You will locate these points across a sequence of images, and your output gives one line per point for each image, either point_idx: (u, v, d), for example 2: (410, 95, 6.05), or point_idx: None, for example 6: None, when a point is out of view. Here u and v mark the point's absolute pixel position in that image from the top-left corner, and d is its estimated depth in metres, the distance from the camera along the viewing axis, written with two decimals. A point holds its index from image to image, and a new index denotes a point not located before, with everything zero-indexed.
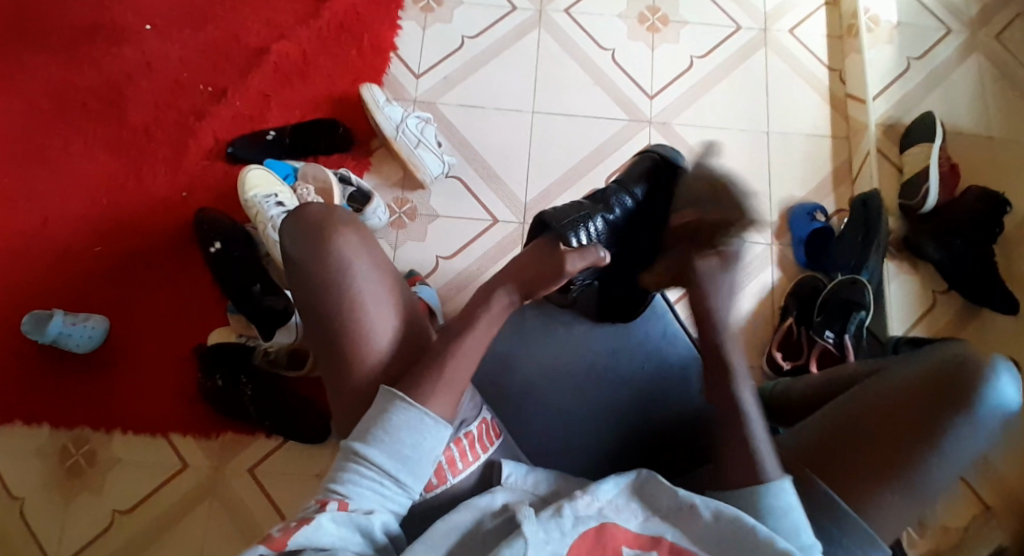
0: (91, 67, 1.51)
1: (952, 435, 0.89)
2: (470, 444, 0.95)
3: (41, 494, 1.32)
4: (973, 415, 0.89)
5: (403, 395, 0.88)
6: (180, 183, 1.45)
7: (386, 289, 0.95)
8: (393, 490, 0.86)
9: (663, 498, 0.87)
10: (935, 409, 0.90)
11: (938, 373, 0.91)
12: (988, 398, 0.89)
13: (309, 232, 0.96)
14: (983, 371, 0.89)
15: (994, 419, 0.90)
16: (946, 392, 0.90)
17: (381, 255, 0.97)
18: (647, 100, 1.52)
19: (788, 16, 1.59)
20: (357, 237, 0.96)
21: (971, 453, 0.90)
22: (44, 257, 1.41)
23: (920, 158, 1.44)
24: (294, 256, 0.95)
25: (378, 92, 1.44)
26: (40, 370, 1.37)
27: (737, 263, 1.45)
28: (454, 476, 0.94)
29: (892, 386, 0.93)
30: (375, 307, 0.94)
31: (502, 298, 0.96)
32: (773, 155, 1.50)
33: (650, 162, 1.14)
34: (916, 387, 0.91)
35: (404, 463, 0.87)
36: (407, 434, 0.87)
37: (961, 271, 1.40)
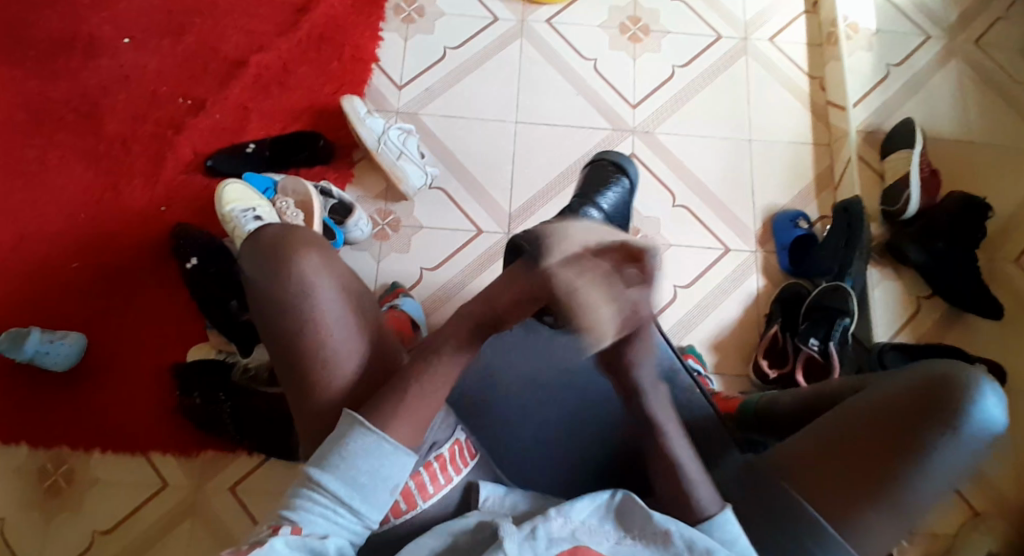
0: (68, 81, 1.49)
1: (937, 452, 0.88)
2: (441, 467, 0.95)
3: (17, 515, 1.30)
4: (957, 433, 0.88)
5: (362, 420, 0.89)
6: (158, 197, 1.43)
7: (351, 309, 0.97)
8: (347, 519, 0.86)
9: (637, 520, 0.87)
10: (919, 428, 0.88)
11: (920, 390, 0.90)
12: (971, 416, 0.88)
13: (273, 253, 0.97)
14: (966, 387, 0.88)
15: (979, 438, 0.88)
16: (929, 408, 0.88)
17: (344, 273, 0.98)
18: (630, 109, 1.52)
19: (768, 25, 1.60)
20: (323, 257, 0.98)
21: (956, 471, 0.89)
22: (20, 272, 1.39)
23: (901, 163, 1.45)
24: (256, 274, 0.97)
25: (358, 103, 1.43)
26: (16, 389, 1.34)
27: (720, 272, 1.45)
28: (423, 501, 0.94)
29: (875, 403, 0.91)
30: (340, 329, 0.95)
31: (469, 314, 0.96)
32: (754, 162, 1.51)
33: (606, 173, 1.26)
34: (899, 404, 0.90)
35: (360, 489, 0.87)
36: (364, 461, 0.87)
37: (943, 276, 1.40)
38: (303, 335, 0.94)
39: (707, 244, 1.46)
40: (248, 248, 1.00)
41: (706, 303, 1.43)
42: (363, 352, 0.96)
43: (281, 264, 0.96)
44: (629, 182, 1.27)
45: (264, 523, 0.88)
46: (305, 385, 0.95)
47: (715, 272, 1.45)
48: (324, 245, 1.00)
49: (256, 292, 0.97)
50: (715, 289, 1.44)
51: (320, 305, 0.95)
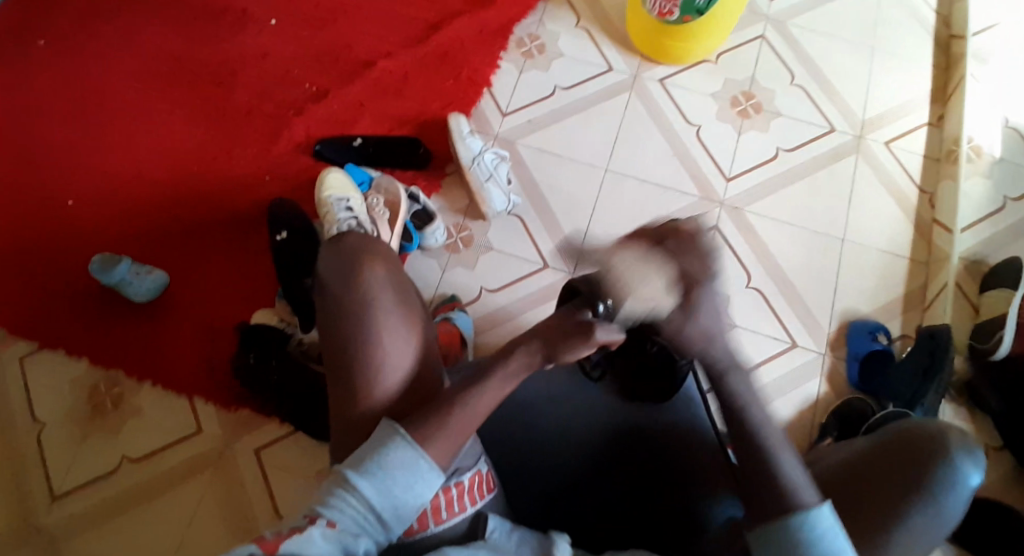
0: (212, 47, 1.61)
1: (918, 504, 0.94)
2: (458, 494, 0.97)
3: (65, 423, 1.40)
4: (936, 489, 0.94)
5: (404, 433, 0.92)
6: (265, 167, 1.53)
7: (407, 329, 1.00)
8: (373, 525, 0.89)
9: None
10: (901, 481, 0.96)
11: (904, 445, 0.98)
12: (949, 472, 0.95)
13: (347, 262, 1.01)
14: (938, 440, 0.97)
15: (957, 498, 0.95)
16: (914, 463, 0.96)
17: (406, 293, 1.02)
18: (723, 181, 1.50)
19: (887, 128, 1.55)
20: (388, 271, 1.02)
21: (936, 531, 0.95)
22: (130, 205, 1.51)
23: (999, 303, 1.38)
24: (327, 279, 1.01)
25: (464, 123, 1.49)
26: (95, 309, 1.45)
27: (783, 365, 1.40)
28: (435, 524, 0.96)
29: (863, 456, 1.00)
30: (393, 346, 0.98)
31: (523, 357, 0.98)
32: (842, 263, 1.47)
33: None
34: (887, 458, 0.98)
35: (392, 500, 0.89)
36: (400, 474, 0.90)
37: (1018, 431, 1.32)
38: (356, 342, 0.98)
39: (775, 335, 1.42)
40: (327, 249, 1.04)
41: (761, 394, 1.38)
42: (413, 366, 1.00)
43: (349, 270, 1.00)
44: None
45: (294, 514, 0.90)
46: (352, 388, 0.98)
47: (777, 364, 1.40)
48: (394, 262, 1.04)
49: (319, 293, 1.02)
50: (773, 383, 1.39)
51: (381, 324, 0.99)
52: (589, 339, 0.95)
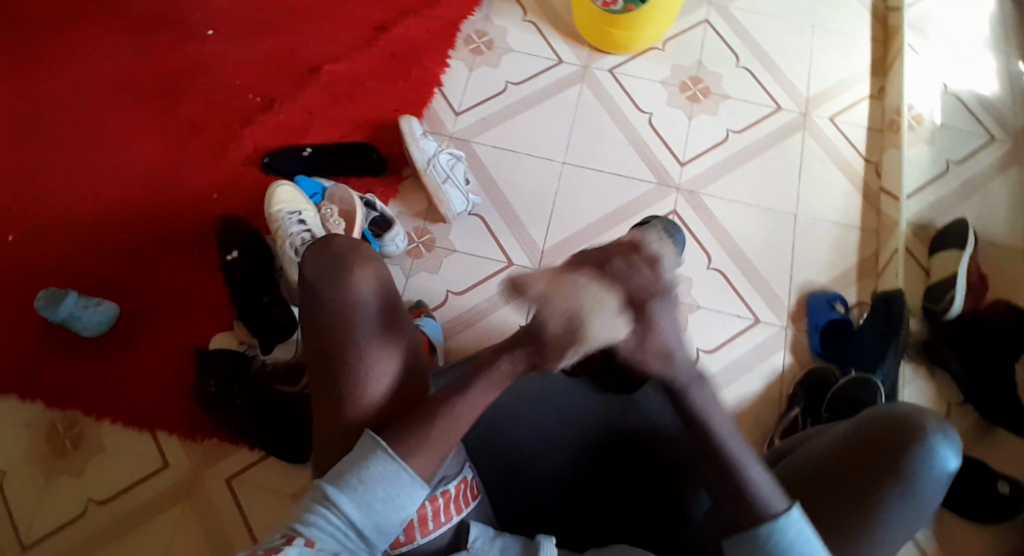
0: (147, 62, 1.55)
1: (897, 496, 0.92)
2: (445, 505, 0.95)
3: (24, 469, 1.34)
4: (914, 479, 0.92)
5: (386, 447, 0.89)
6: (213, 184, 1.47)
7: (395, 330, 0.98)
8: (354, 541, 0.87)
9: None
10: (880, 472, 0.93)
11: (880, 434, 0.94)
12: (928, 458, 0.93)
13: (332, 264, 0.99)
14: (917, 426, 0.94)
15: (935, 485, 0.93)
16: (891, 452, 0.93)
17: (393, 295, 1.01)
18: (678, 166, 1.52)
19: (832, 103, 1.59)
20: (377, 278, 1.00)
21: (915, 520, 0.93)
22: (73, 235, 1.44)
23: (948, 264, 1.43)
24: (313, 283, 0.99)
25: (416, 125, 1.47)
26: (45, 347, 1.39)
27: (749, 342, 1.43)
28: (421, 536, 0.94)
29: (836, 443, 0.96)
30: (380, 347, 0.97)
31: (506, 364, 0.93)
32: (798, 238, 1.49)
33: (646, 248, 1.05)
34: (862, 445, 0.95)
35: (373, 516, 0.87)
36: (382, 488, 0.88)
37: (978, 387, 1.38)
38: (345, 349, 0.96)
39: (739, 313, 1.45)
40: (310, 253, 1.02)
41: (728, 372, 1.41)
42: (399, 373, 0.97)
43: (337, 276, 0.98)
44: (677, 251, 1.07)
45: (274, 529, 0.88)
46: (338, 396, 0.95)
47: (743, 341, 1.43)
48: (382, 264, 1.03)
49: (307, 302, 1.00)
50: (740, 359, 1.42)
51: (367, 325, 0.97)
52: None
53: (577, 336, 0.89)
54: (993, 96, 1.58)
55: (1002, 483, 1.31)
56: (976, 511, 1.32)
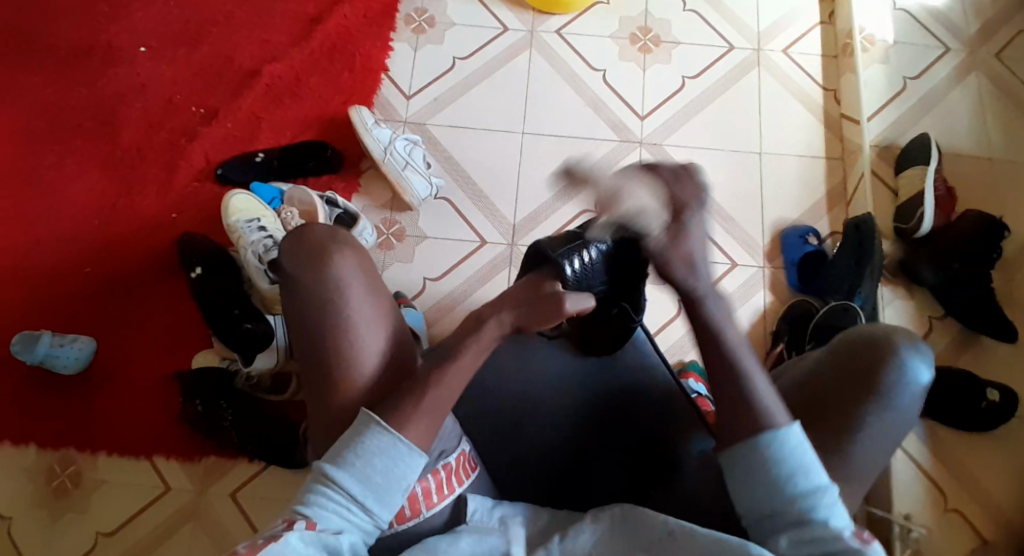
0: (84, 87, 1.50)
1: (872, 416, 0.91)
2: (447, 476, 0.96)
3: (27, 515, 1.34)
4: (886, 398, 0.91)
5: (378, 419, 0.90)
6: (170, 204, 1.44)
7: (379, 312, 0.97)
8: (359, 516, 0.87)
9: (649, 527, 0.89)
10: (852, 397, 0.92)
11: (847, 362, 0.95)
12: (898, 375, 0.92)
13: (310, 252, 0.97)
14: (882, 346, 0.93)
15: (910, 402, 0.92)
16: (858, 377, 0.93)
17: (376, 276, 0.99)
18: (638, 120, 1.50)
19: (782, 36, 1.57)
20: (353, 260, 0.98)
21: (895, 438, 0.92)
22: (34, 275, 1.41)
23: (915, 182, 1.43)
24: (291, 272, 0.97)
25: (366, 114, 1.44)
26: (30, 391, 1.38)
27: (729, 286, 1.44)
28: (426, 509, 0.94)
29: (808, 377, 0.96)
30: (366, 328, 0.95)
31: (493, 327, 0.96)
32: (765, 177, 1.49)
33: None
34: (832, 375, 0.95)
35: (374, 489, 0.88)
36: (379, 460, 0.88)
37: (956, 298, 1.40)
38: (328, 332, 0.94)
39: (715, 259, 1.45)
40: (287, 243, 0.99)
41: None
42: (384, 352, 0.96)
43: (313, 262, 0.96)
44: None
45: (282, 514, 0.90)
46: (326, 382, 0.94)
47: (722, 286, 1.44)
48: (362, 249, 1.01)
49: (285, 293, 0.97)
50: (722, 303, 1.43)
51: (352, 307, 0.95)
52: (560, 311, 0.96)
53: (559, 300, 0.95)
54: (941, 6, 1.57)
55: (991, 391, 1.36)
56: (968, 420, 1.37)
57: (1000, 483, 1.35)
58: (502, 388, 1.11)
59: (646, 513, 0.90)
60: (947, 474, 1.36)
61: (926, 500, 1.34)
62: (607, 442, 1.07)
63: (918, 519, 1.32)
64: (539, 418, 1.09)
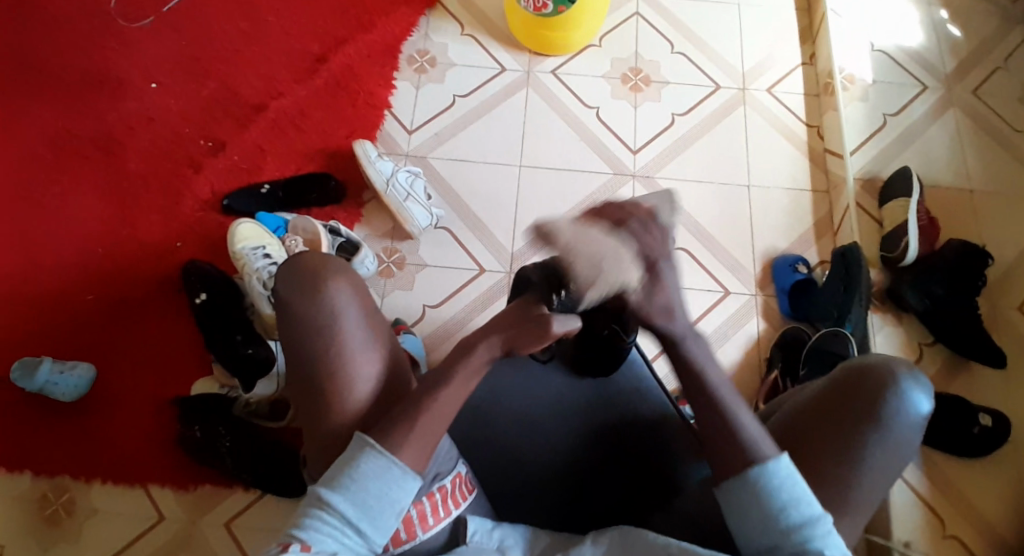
0: (94, 121, 1.54)
1: (876, 443, 0.93)
2: (442, 499, 0.97)
3: (19, 543, 1.32)
4: (889, 425, 0.94)
5: (374, 443, 0.91)
6: (173, 233, 1.47)
7: (371, 338, 0.99)
8: (353, 539, 0.88)
9: (642, 546, 0.92)
10: (856, 423, 0.94)
11: (849, 388, 0.96)
12: (900, 403, 0.94)
13: (304, 279, 0.99)
14: (884, 378, 0.95)
15: (910, 429, 0.95)
16: (861, 404, 0.95)
17: (369, 302, 1.01)
18: (631, 154, 1.55)
19: (766, 76, 1.65)
20: (350, 285, 1.00)
21: (893, 468, 0.94)
22: (36, 302, 1.42)
23: (898, 213, 1.49)
24: (286, 297, 0.98)
25: (370, 147, 1.49)
26: (26, 417, 1.37)
27: (721, 314, 1.47)
28: (422, 532, 0.95)
29: (810, 403, 0.98)
30: (360, 353, 0.97)
31: (484, 351, 0.97)
32: (755, 207, 1.54)
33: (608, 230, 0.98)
34: (834, 401, 0.97)
35: (368, 512, 0.89)
36: (373, 483, 0.90)
37: (943, 324, 1.44)
38: (322, 358, 0.96)
39: (708, 287, 1.49)
40: (282, 270, 1.01)
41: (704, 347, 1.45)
42: (379, 378, 0.98)
43: (308, 288, 0.98)
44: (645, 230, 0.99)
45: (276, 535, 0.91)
46: (321, 404, 0.96)
47: (716, 313, 1.47)
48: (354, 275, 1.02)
49: (281, 315, 0.99)
50: (716, 331, 1.46)
51: (346, 334, 0.97)
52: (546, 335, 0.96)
53: (546, 320, 0.95)
54: (917, 47, 1.65)
55: (983, 416, 1.39)
56: (961, 446, 1.38)
57: (995, 508, 1.36)
58: (505, 410, 1.11)
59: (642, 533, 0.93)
60: (944, 499, 1.36)
61: (924, 525, 1.35)
62: (603, 471, 1.08)
63: (916, 546, 1.32)
64: (546, 448, 1.09)
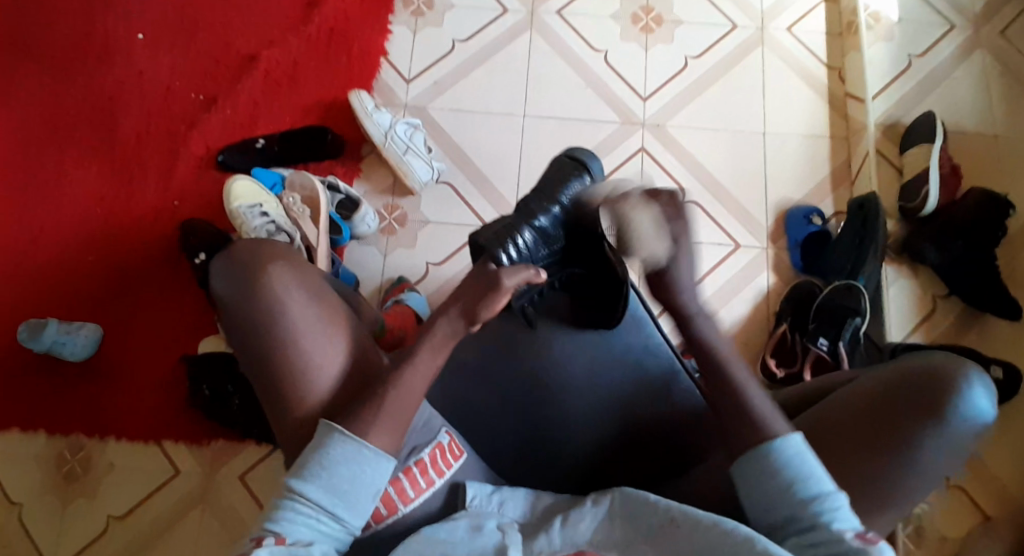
0: (84, 76, 1.50)
1: (928, 439, 0.91)
2: (422, 471, 0.98)
3: (40, 500, 1.36)
4: (945, 423, 0.91)
5: (340, 427, 0.90)
6: (171, 191, 1.44)
7: (323, 321, 0.96)
8: (330, 526, 0.88)
9: (639, 510, 0.91)
10: (912, 417, 0.92)
11: (912, 383, 0.93)
12: (960, 403, 0.91)
13: (241, 273, 0.97)
14: (955, 386, 0.92)
15: (969, 429, 0.92)
16: (920, 398, 0.92)
17: (313, 286, 0.98)
18: (641, 102, 1.49)
19: (785, 14, 1.55)
20: (295, 274, 0.98)
21: (945, 466, 0.92)
22: (39, 265, 1.42)
23: (919, 160, 1.43)
24: (227, 295, 0.97)
25: (366, 98, 1.43)
26: (40, 378, 1.40)
27: (732, 267, 1.43)
28: (404, 505, 0.96)
29: (867, 389, 0.96)
30: (308, 336, 0.95)
31: (445, 324, 0.97)
32: (770, 157, 1.48)
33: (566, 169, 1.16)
34: (892, 393, 0.94)
35: (342, 497, 0.88)
36: (345, 469, 0.89)
37: (959, 276, 1.40)
38: (273, 349, 0.95)
39: (718, 240, 1.45)
40: (218, 266, 0.99)
41: (713, 301, 1.42)
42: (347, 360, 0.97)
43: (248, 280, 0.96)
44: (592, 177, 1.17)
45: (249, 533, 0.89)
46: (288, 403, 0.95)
47: (724, 268, 1.43)
48: (294, 258, 1.00)
49: (227, 313, 0.97)
50: (727, 284, 1.43)
51: (288, 323, 0.95)
52: (501, 289, 0.97)
53: (493, 275, 0.97)
54: None
55: (994, 368, 1.35)
56: None
57: (1003, 462, 1.35)
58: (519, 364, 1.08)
59: (646, 494, 0.92)
60: None
61: None
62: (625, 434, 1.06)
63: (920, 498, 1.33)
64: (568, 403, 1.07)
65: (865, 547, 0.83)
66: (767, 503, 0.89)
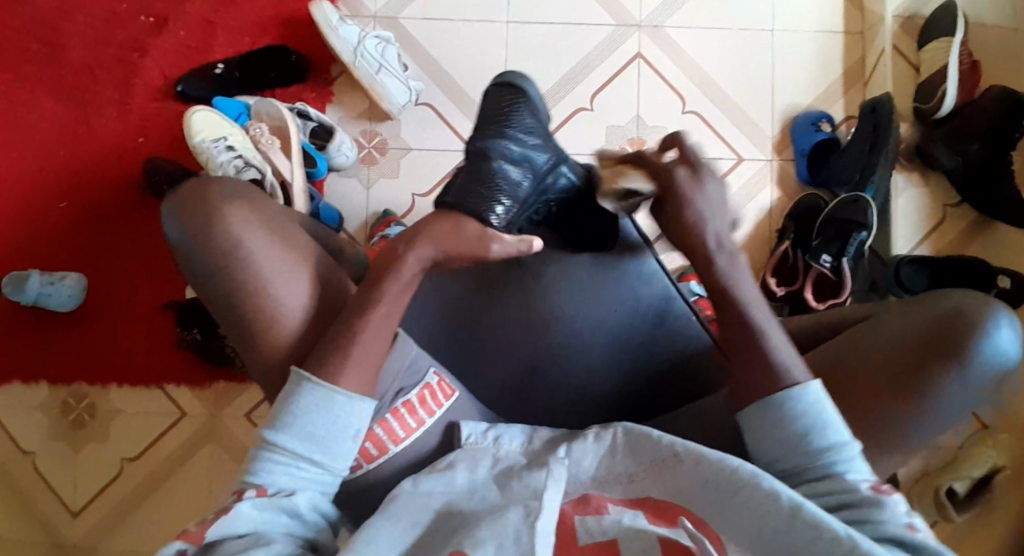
0: (27, 5, 1.38)
1: (948, 389, 0.80)
2: (410, 410, 0.87)
3: (46, 449, 1.34)
4: (968, 369, 0.79)
5: (310, 375, 0.80)
6: (134, 128, 1.36)
7: (292, 261, 0.85)
8: (312, 472, 0.79)
9: (645, 447, 0.78)
10: (933, 365, 0.80)
11: (933, 327, 0.81)
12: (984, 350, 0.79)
13: (195, 216, 0.84)
14: (982, 326, 0.79)
15: (993, 374, 0.80)
16: (942, 345, 0.80)
17: (275, 220, 0.86)
18: (635, 0, 1.38)
19: None
20: (253, 212, 0.85)
21: (961, 412, 0.82)
22: (9, 213, 1.35)
23: (937, 57, 1.31)
24: (183, 242, 0.84)
25: (329, 9, 1.29)
26: (27, 329, 1.35)
27: (735, 183, 1.35)
28: (395, 445, 0.86)
29: (885, 334, 0.83)
30: (278, 280, 0.83)
31: (416, 262, 0.87)
32: (776, 57, 1.37)
33: (502, 96, 0.93)
34: (912, 339, 0.81)
35: (319, 442, 0.79)
36: (318, 416, 0.80)
37: (976, 182, 1.30)
38: (241, 302, 0.83)
39: (721, 153, 1.35)
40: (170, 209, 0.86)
41: None
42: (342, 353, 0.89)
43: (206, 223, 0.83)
44: (532, 101, 0.94)
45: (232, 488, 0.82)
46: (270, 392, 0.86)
47: (728, 184, 1.35)
48: (251, 193, 0.87)
49: (185, 260, 0.85)
50: (729, 203, 1.34)
51: (254, 267, 0.83)
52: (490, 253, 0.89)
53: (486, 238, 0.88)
54: None
55: (1001, 278, 1.26)
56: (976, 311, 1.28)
57: None
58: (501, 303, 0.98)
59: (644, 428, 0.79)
60: None
61: None
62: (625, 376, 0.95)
63: None
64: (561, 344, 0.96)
65: (877, 497, 0.73)
66: (775, 455, 0.78)
